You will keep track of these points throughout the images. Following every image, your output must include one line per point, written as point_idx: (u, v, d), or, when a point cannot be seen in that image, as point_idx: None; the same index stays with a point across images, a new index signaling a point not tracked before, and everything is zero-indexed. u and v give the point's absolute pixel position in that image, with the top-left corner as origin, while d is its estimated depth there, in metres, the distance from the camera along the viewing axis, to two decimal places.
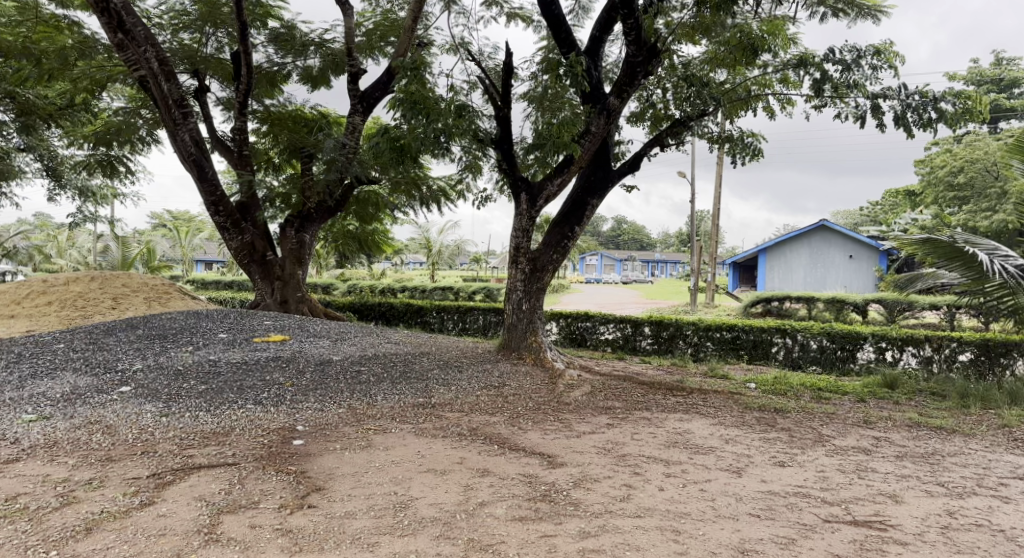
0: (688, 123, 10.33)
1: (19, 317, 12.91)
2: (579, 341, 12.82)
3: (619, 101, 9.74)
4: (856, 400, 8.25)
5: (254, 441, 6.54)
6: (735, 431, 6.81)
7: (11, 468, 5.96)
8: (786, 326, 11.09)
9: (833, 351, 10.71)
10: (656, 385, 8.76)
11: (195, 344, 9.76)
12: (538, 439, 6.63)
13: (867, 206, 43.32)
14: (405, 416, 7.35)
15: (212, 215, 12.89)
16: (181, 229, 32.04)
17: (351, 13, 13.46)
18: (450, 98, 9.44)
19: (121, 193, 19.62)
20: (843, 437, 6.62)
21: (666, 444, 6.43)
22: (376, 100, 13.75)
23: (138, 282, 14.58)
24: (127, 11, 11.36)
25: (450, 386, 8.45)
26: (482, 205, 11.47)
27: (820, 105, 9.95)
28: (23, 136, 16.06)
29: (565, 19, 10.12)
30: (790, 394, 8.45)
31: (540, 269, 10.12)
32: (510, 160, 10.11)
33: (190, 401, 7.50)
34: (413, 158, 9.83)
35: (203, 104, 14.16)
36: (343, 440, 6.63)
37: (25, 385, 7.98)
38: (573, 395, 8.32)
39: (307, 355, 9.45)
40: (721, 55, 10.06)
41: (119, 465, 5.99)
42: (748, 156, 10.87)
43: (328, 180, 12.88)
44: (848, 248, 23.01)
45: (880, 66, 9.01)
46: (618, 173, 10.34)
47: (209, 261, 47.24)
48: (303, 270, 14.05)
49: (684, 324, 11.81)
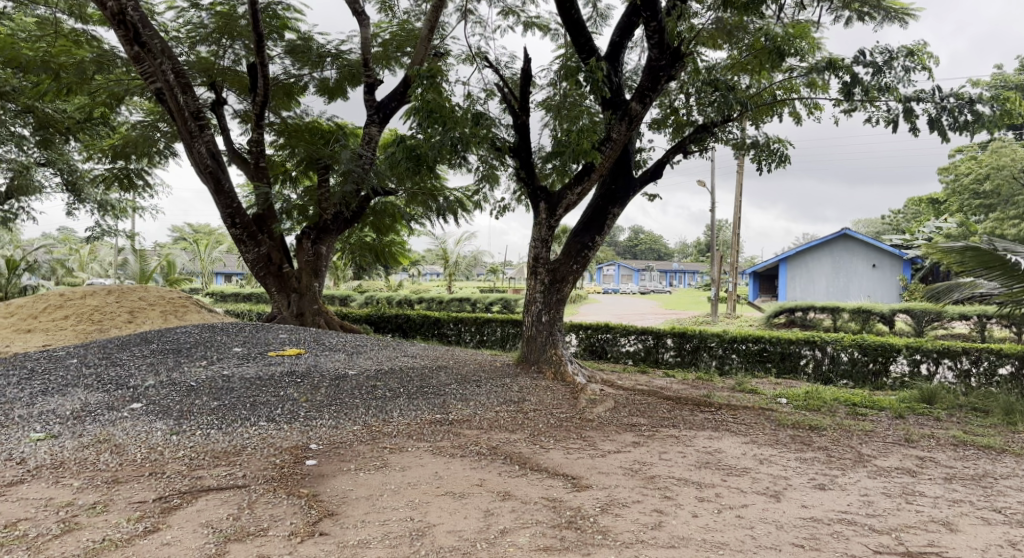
0: (712, 129, 10.00)
1: (35, 332, 12.81)
2: (599, 353, 12.50)
3: (640, 106, 9.41)
4: (894, 416, 7.86)
5: (266, 462, 6.29)
6: (769, 450, 6.46)
7: (14, 491, 5.75)
8: (815, 338, 10.73)
9: (865, 364, 10.29)
10: (683, 400, 8.41)
11: (210, 358, 9.56)
12: (561, 458, 6.33)
13: (889, 215, 42.67)
14: (422, 434, 7.07)
15: (229, 227, 12.72)
16: (201, 244, 32.33)
17: (368, 24, 13.32)
18: (467, 106, 9.23)
19: (140, 206, 19.59)
20: (885, 458, 6.26)
21: (698, 465, 6.10)
22: (393, 110, 13.57)
23: (155, 296, 14.42)
24: (144, 23, 11.24)
25: (468, 402, 8.15)
26: (500, 215, 11.25)
27: (849, 110, 9.60)
28: (43, 150, 16.13)
29: (584, 24, 9.86)
30: (824, 410, 8.08)
31: (560, 280, 9.83)
32: (529, 168, 9.85)
33: (201, 418, 7.28)
34: (429, 168, 9.58)
35: (220, 116, 14.08)
36: (357, 459, 6.36)
37: (35, 402, 7.79)
38: (596, 411, 7.99)
39: (322, 370, 9.20)
40: (745, 60, 9.78)
41: (126, 488, 5.77)
42: (775, 162, 10.52)
43: (344, 192, 12.69)
44: (871, 257, 22.45)
45: (914, 67, 8.64)
46: (640, 181, 10.05)
47: (229, 273, 47.50)
48: (319, 282, 13.87)
49: (708, 336, 11.44)
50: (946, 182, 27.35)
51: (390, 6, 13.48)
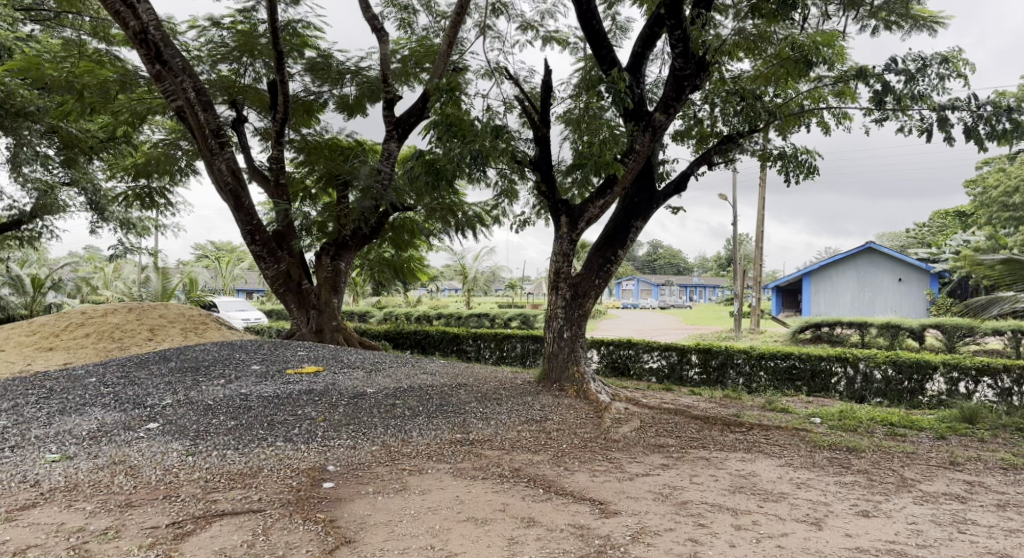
0: (738, 140, 9.73)
1: (57, 350, 12.79)
2: (622, 370, 12.24)
3: (664, 117, 9.20)
4: (936, 437, 7.52)
5: (282, 484, 6.09)
6: (806, 473, 6.17)
7: (26, 515, 5.61)
8: (847, 355, 10.37)
9: (900, 382, 9.93)
10: (712, 420, 8.10)
11: (228, 377, 9.41)
12: (587, 482, 6.06)
13: (915, 229, 41.89)
14: (442, 455, 6.85)
15: (249, 244, 12.65)
16: (223, 261, 32.56)
17: (387, 41, 13.27)
18: (487, 120, 9.06)
19: (161, 223, 19.66)
20: (930, 482, 5.94)
21: (732, 489, 5.83)
22: (412, 126, 13.48)
23: (175, 313, 14.36)
24: (165, 42, 11.21)
25: (488, 421, 7.91)
26: (521, 229, 11.05)
27: (880, 119, 9.29)
28: (67, 169, 16.24)
29: (606, 35, 9.68)
30: (861, 430, 7.75)
31: (581, 295, 9.60)
32: (550, 182, 9.57)
33: (218, 438, 7.12)
34: (448, 182, 9.43)
35: (241, 134, 14.07)
36: (376, 482, 6.15)
37: (52, 422, 7.68)
38: (622, 430, 7.72)
39: (341, 388, 9.00)
40: (772, 70, 9.54)
41: (139, 512, 5.61)
42: (803, 174, 10.23)
43: (362, 208, 12.57)
44: (898, 271, 21.98)
45: (949, 75, 8.35)
46: (663, 194, 9.80)
47: (250, 289, 47.78)
48: (338, 298, 13.72)
49: (735, 353, 11.12)
50: (974, 194, 26.81)
51: (410, 22, 13.44)
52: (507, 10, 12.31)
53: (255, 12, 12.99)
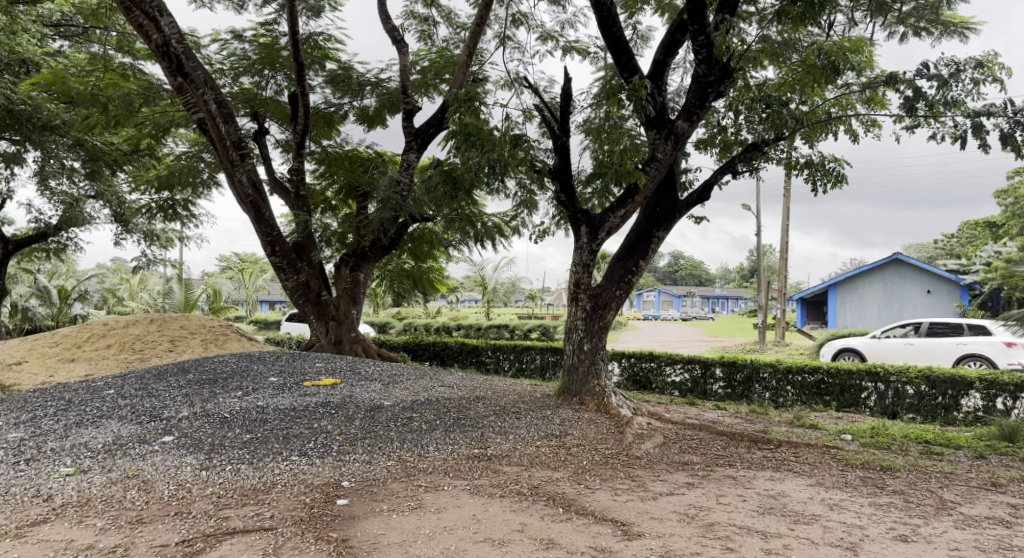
0: (763, 148, 9.45)
1: (78, 361, 12.80)
2: (643, 384, 11.98)
3: (687, 125, 8.94)
4: (974, 456, 7.21)
5: (295, 501, 5.94)
6: (839, 494, 5.91)
7: (35, 532, 5.50)
8: (878, 369, 10.04)
9: (933, 398, 9.58)
10: (739, 436, 7.83)
11: (245, 389, 9.30)
12: (609, 501, 5.84)
13: (942, 239, 41.09)
14: (459, 471, 6.67)
15: (268, 255, 12.59)
16: (246, 273, 32.74)
17: (407, 53, 13.24)
18: (505, 129, 8.91)
19: (185, 235, 19.76)
20: (971, 505, 5.68)
21: (760, 510, 5.59)
22: (431, 136, 13.40)
23: (196, 324, 14.32)
24: (187, 55, 11.18)
25: (507, 436, 7.72)
26: (540, 239, 10.86)
27: (911, 126, 9.00)
28: (92, 182, 16.40)
29: (627, 42, 9.50)
30: (894, 448, 7.46)
31: (602, 306, 9.37)
32: (570, 191, 9.41)
33: (232, 452, 6.99)
34: (467, 192, 9.28)
35: (262, 146, 14.07)
36: (391, 499, 5.98)
37: (68, 435, 7.60)
38: (645, 447, 7.49)
39: (357, 401, 8.86)
40: (798, 76, 9.30)
41: (150, 530, 5.48)
42: (830, 182, 9.96)
43: (382, 219, 12.46)
44: (926, 283, 21.50)
45: (983, 79, 8.07)
46: (686, 203, 9.56)
47: (273, 300, 48.01)
48: (357, 309, 13.62)
49: (761, 367, 10.84)
50: (1004, 205, 26.24)
51: (430, 34, 13.41)
52: (527, 20, 12.21)
53: (277, 24, 12.98)
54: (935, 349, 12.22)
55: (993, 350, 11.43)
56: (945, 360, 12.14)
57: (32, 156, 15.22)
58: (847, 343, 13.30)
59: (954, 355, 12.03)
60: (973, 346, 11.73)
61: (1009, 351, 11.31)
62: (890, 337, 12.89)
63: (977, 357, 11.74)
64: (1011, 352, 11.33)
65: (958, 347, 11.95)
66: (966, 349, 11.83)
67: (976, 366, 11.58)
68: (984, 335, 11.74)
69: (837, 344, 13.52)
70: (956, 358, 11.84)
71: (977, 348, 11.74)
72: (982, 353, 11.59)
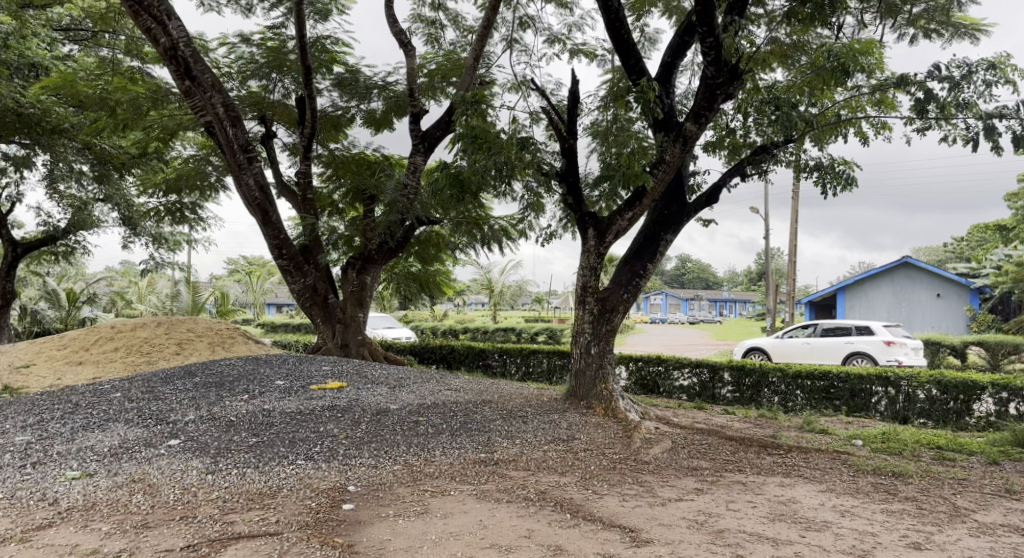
0: (773, 150, 9.39)
1: (85, 364, 12.82)
2: (651, 388, 11.91)
3: (696, 127, 8.85)
4: (987, 462, 7.12)
5: (300, 506, 5.90)
6: (851, 501, 5.83)
7: (40, 536, 5.48)
8: (888, 374, 9.94)
9: (944, 403, 9.48)
10: (748, 441, 7.76)
11: (252, 392, 9.29)
12: (617, 507, 5.78)
13: (953, 243, 40.80)
14: (465, 475, 6.62)
15: (276, 258, 12.60)
16: (254, 276, 32.83)
17: (414, 56, 13.23)
18: (513, 132, 8.88)
19: (193, 238, 19.80)
20: (985, 512, 5.60)
21: (771, 517, 5.51)
22: (438, 139, 13.38)
23: (203, 327, 14.32)
24: (195, 58, 11.19)
25: (514, 440, 7.67)
26: (547, 242, 10.82)
27: (922, 128, 8.92)
28: (101, 186, 16.46)
29: (635, 45, 9.45)
30: (906, 453, 7.36)
31: (610, 310, 9.31)
32: (577, 194, 9.38)
33: (238, 455, 6.96)
34: (474, 195, 9.24)
35: (270, 150, 14.08)
36: (397, 504, 5.93)
37: (75, 438, 7.59)
38: (653, 451, 7.42)
39: (364, 404, 8.82)
40: (808, 79, 9.22)
41: (155, 534, 5.45)
42: (840, 186, 9.87)
43: (389, 222, 12.44)
44: (936, 286, 21.40)
45: (996, 81, 7.98)
46: (694, 206, 9.50)
47: (281, 304, 48.16)
48: (364, 312, 13.59)
49: (769, 371, 10.77)
50: (1015, 208, 26.03)
51: (437, 37, 13.40)
52: (534, 23, 12.18)
53: (284, 28, 12.99)
54: (827, 346, 13.82)
55: (872, 347, 13.05)
56: (835, 357, 13.74)
57: (41, 159, 15.27)
58: (755, 343, 14.98)
59: (843, 353, 13.60)
60: (857, 344, 13.35)
61: (887, 349, 12.94)
62: (791, 338, 14.53)
63: (862, 354, 13.36)
64: (889, 350, 12.94)
65: (846, 345, 13.57)
66: (852, 347, 13.39)
67: (858, 362, 13.23)
68: (868, 335, 13.33)
69: (745, 344, 15.10)
70: (843, 354, 13.45)
71: (861, 346, 13.32)
72: (865, 352, 13.20)
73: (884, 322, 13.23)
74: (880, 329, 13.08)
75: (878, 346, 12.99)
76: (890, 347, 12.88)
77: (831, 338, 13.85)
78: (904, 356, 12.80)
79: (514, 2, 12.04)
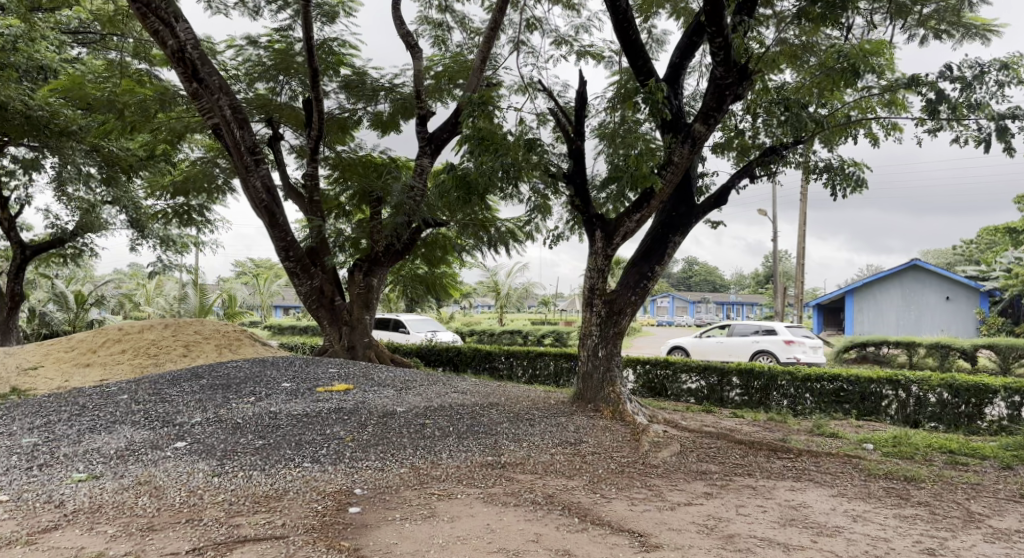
0: (782, 151, 9.32)
1: (93, 366, 12.84)
2: (659, 391, 11.84)
3: (704, 128, 8.80)
4: (1001, 466, 7.03)
5: (306, 509, 5.86)
6: (863, 505, 5.76)
7: (46, 539, 5.45)
8: (898, 377, 9.85)
9: (956, 406, 9.37)
10: (757, 445, 7.68)
11: (259, 394, 9.27)
12: (626, 511, 5.72)
13: (962, 245, 40.52)
14: (472, 479, 6.57)
15: (283, 261, 12.60)
16: (261, 278, 32.86)
17: (421, 58, 13.21)
18: (520, 133, 8.84)
19: (200, 240, 19.82)
20: (1000, 517, 5.52)
21: (782, 522, 5.45)
22: (445, 141, 13.35)
23: (210, 329, 14.32)
24: (202, 60, 11.18)
25: (521, 443, 7.62)
26: (554, 244, 10.78)
27: (933, 129, 8.82)
28: (108, 188, 16.50)
29: (643, 45, 9.40)
30: (918, 458, 7.28)
31: (617, 312, 9.25)
32: (584, 196, 9.34)
33: (245, 458, 6.93)
34: (480, 197, 9.21)
35: (277, 152, 14.08)
36: (403, 507, 5.89)
37: (82, 440, 7.58)
38: (662, 455, 7.36)
39: (371, 407, 8.78)
40: (818, 79, 9.14)
41: (160, 537, 5.42)
42: (850, 187, 9.79)
43: (395, 224, 12.42)
44: (945, 289, 21.24)
45: (1008, 81, 7.90)
46: (702, 208, 9.43)
47: (288, 306, 48.23)
48: (370, 315, 13.56)
49: (778, 374, 10.69)
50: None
51: (444, 39, 13.37)
52: (541, 24, 12.15)
53: (292, 30, 12.98)
54: (737, 346, 15.74)
55: (775, 345, 15.05)
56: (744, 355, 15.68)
57: (49, 161, 15.30)
58: (677, 343, 16.90)
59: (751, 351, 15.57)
60: (762, 343, 15.27)
61: (788, 348, 14.92)
62: (708, 338, 16.51)
63: (766, 352, 15.31)
64: (788, 349, 14.93)
65: (753, 344, 15.46)
66: (758, 346, 15.34)
67: (762, 358, 15.15)
68: (772, 335, 15.29)
69: (671, 344, 17.07)
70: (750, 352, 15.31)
71: (765, 345, 15.28)
72: (769, 350, 15.15)
73: (786, 324, 15.24)
74: (780, 328, 15.09)
75: (781, 344, 14.96)
76: (791, 345, 14.89)
77: (742, 337, 15.70)
78: (802, 353, 14.83)
79: (521, 3, 12.02)
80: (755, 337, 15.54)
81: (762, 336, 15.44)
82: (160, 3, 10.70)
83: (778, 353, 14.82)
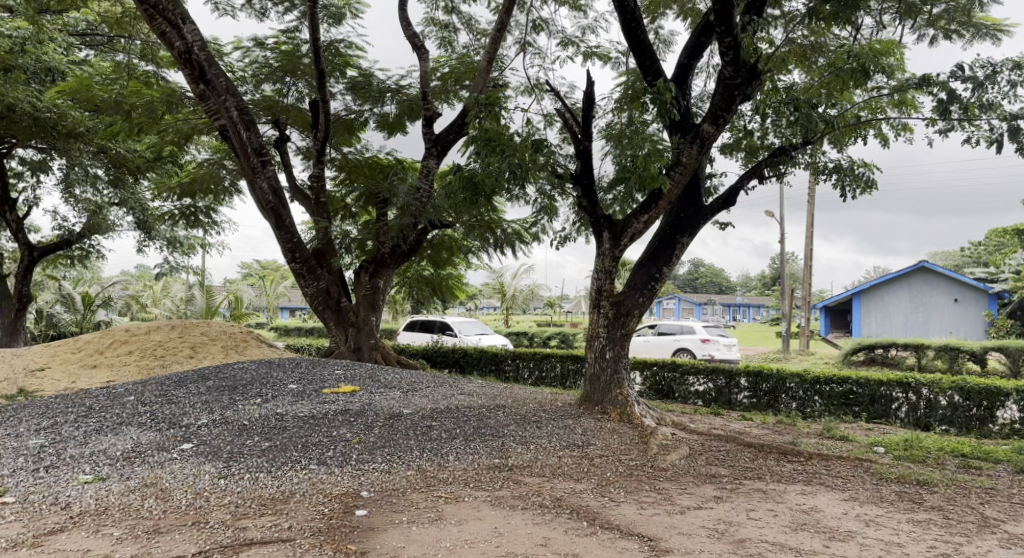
0: (791, 151, 9.26)
1: (100, 367, 12.85)
2: (666, 393, 11.77)
3: (713, 128, 8.75)
4: (1015, 470, 6.94)
5: (313, 511, 5.82)
6: (875, 510, 5.69)
7: (51, 541, 5.43)
8: (908, 379, 9.76)
9: (967, 409, 9.27)
10: (768, 448, 7.61)
11: (265, 396, 9.25)
12: (635, 515, 5.66)
13: (970, 247, 40.30)
14: (480, 481, 6.52)
15: (289, 262, 12.58)
16: (267, 280, 32.92)
17: (427, 59, 13.19)
18: (526, 133, 8.79)
19: (207, 241, 19.84)
20: (1016, 522, 5.44)
21: (793, 526, 5.38)
22: (451, 142, 13.32)
23: (217, 331, 14.32)
24: (209, 61, 11.17)
25: (529, 446, 7.56)
26: (561, 246, 10.74)
27: (945, 129, 8.73)
28: (115, 190, 16.54)
29: (651, 45, 9.34)
30: (930, 461, 7.20)
31: (625, 314, 9.19)
32: (591, 197, 9.29)
33: (251, 460, 6.90)
34: (487, 198, 9.16)
35: (283, 153, 14.07)
36: (410, 510, 5.84)
37: (88, 442, 7.56)
38: (670, 458, 7.29)
39: (377, 409, 8.74)
40: (827, 80, 9.07)
41: (167, 540, 5.39)
42: (860, 188, 9.72)
43: (401, 225, 12.39)
44: (953, 291, 21.10)
45: (1021, 81, 7.82)
46: (710, 209, 9.37)
47: (294, 308, 48.33)
48: (376, 316, 13.53)
49: (787, 377, 10.61)
50: None
51: (450, 41, 13.35)
52: (547, 26, 12.12)
53: (298, 31, 12.97)
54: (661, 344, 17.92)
55: (693, 343, 17.47)
56: (666, 352, 17.89)
57: (57, 163, 15.36)
58: None
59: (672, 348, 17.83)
60: (683, 342, 17.74)
61: (705, 344, 17.34)
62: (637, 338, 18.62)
63: (686, 349, 17.64)
64: (706, 345, 17.34)
65: (674, 343, 17.79)
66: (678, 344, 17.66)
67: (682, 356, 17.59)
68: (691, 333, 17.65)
69: None
70: (673, 350, 17.71)
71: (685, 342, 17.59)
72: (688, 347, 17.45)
73: (704, 324, 17.69)
74: (700, 329, 17.68)
75: (699, 342, 17.31)
76: (706, 344, 17.42)
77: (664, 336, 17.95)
78: (717, 350, 17.29)
79: (528, 5, 11.98)
80: (676, 337, 17.99)
81: (682, 336, 17.85)
82: (167, 5, 10.68)
83: (694, 350, 17.06)
